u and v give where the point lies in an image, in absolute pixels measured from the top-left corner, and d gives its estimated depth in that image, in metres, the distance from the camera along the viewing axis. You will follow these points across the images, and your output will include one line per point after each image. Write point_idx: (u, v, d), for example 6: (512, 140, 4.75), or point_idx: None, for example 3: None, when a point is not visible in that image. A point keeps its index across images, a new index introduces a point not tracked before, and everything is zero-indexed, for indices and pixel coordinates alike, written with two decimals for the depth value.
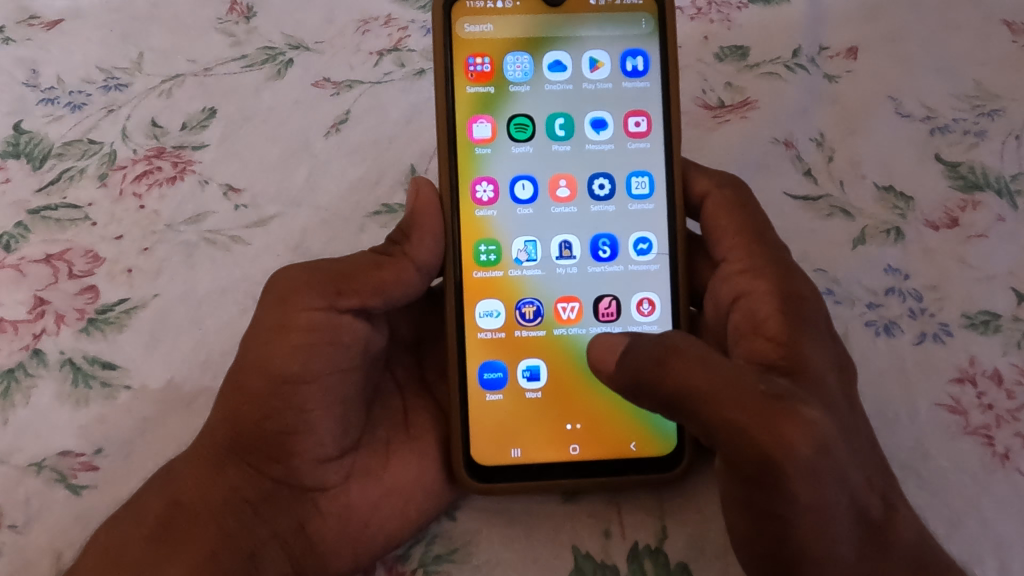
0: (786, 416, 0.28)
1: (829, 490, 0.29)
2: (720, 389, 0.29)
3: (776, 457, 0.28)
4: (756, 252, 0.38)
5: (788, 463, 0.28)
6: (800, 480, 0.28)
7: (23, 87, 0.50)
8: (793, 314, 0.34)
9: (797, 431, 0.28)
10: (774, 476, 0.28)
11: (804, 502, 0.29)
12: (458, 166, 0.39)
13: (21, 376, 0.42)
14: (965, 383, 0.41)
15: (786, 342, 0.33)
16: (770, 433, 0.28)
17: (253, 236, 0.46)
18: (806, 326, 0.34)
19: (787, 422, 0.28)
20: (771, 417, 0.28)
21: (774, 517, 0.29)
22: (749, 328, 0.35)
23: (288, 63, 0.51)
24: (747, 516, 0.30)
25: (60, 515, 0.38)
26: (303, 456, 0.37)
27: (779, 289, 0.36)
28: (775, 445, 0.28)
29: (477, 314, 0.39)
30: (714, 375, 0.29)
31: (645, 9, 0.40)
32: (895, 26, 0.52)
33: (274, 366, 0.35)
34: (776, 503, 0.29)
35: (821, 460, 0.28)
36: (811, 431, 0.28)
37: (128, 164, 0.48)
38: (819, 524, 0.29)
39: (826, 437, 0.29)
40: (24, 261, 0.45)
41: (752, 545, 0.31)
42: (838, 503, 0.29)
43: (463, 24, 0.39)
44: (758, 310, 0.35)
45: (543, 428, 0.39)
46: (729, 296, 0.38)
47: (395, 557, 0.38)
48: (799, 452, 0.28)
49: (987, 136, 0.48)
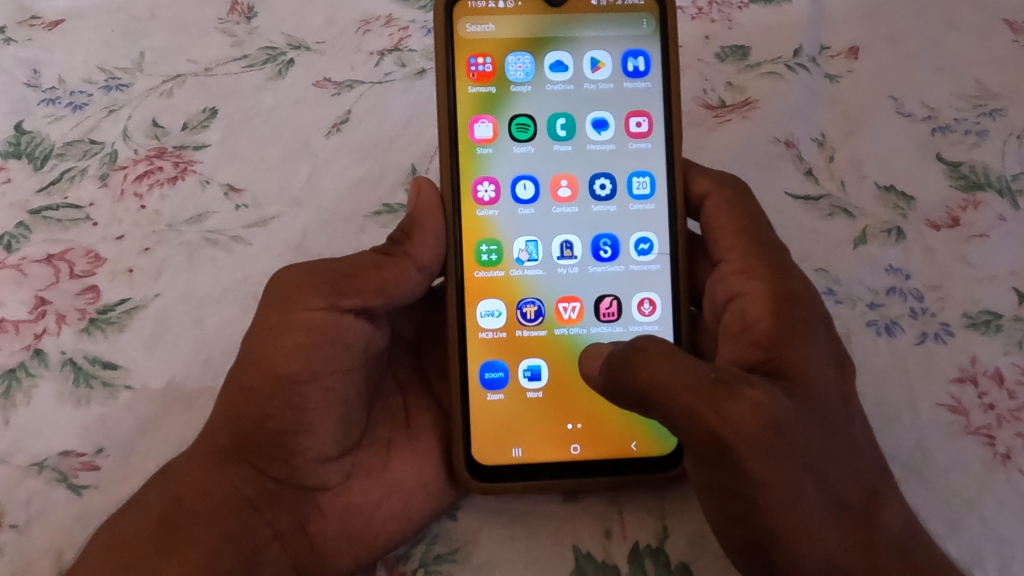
0: (729, 397, 0.29)
1: (791, 468, 0.29)
2: (674, 379, 0.30)
3: (727, 441, 0.29)
4: (753, 253, 0.38)
5: (737, 442, 0.29)
6: (755, 458, 0.29)
7: (24, 87, 0.50)
8: (794, 312, 0.34)
9: (741, 410, 0.29)
10: (729, 457, 0.29)
11: (765, 481, 0.29)
12: (459, 166, 0.39)
13: (22, 376, 0.42)
14: (967, 382, 0.41)
15: (772, 344, 0.33)
16: (717, 414, 0.29)
17: (253, 236, 0.46)
18: (797, 327, 0.34)
19: (729, 402, 0.29)
20: (715, 400, 0.29)
21: (742, 497, 0.30)
22: (740, 329, 0.35)
23: (288, 63, 0.51)
24: (718, 499, 0.31)
25: (62, 515, 0.38)
26: (304, 455, 0.37)
27: (771, 291, 0.35)
28: (722, 425, 0.29)
29: (478, 314, 0.39)
30: (671, 367, 0.30)
31: (646, 10, 0.40)
32: (897, 26, 0.52)
33: (275, 365, 0.35)
34: (742, 483, 0.29)
35: (778, 439, 0.29)
36: (757, 411, 0.29)
37: (129, 165, 0.48)
38: (786, 501, 0.29)
39: (775, 415, 0.29)
40: (25, 261, 0.45)
41: (729, 529, 0.31)
42: (805, 482, 0.29)
43: (464, 24, 0.39)
44: (749, 312, 0.35)
45: (544, 427, 0.39)
46: (725, 295, 0.38)
47: (396, 557, 0.38)
48: (745, 430, 0.29)
49: (988, 136, 0.48)
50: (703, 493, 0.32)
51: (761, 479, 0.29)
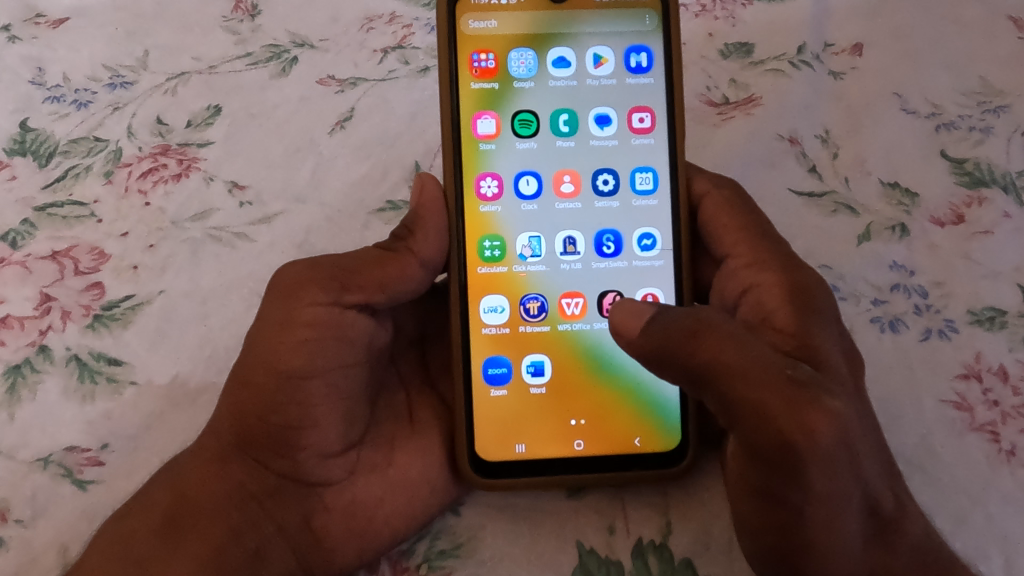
0: (811, 404, 0.28)
1: (846, 481, 0.29)
2: (751, 370, 0.29)
3: (796, 444, 0.28)
4: (760, 247, 0.38)
5: (810, 450, 0.28)
6: (819, 469, 0.29)
7: (29, 85, 0.51)
8: (803, 305, 0.34)
9: (822, 420, 0.28)
10: (795, 465, 0.29)
11: (818, 491, 0.29)
12: (463, 162, 0.39)
13: (27, 372, 0.42)
14: (971, 379, 0.41)
15: (800, 335, 0.33)
16: (794, 419, 0.28)
17: (258, 233, 0.46)
18: (815, 317, 0.34)
19: (810, 411, 0.28)
20: (795, 403, 0.28)
21: (786, 501, 0.30)
22: (758, 320, 0.35)
23: (293, 61, 0.52)
24: (761, 499, 0.31)
25: (67, 509, 0.38)
26: (308, 450, 0.37)
27: (786, 281, 0.36)
28: (798, 432, 0.28)
29: (482, 309, 0.39)
30: (750, 360, 0.29)
31: (649, 6, 0.40)
32: (901, 23, 0.52)
33: (278, 360, 0.35)
34: (795, 490, 0.29)
35: (844, 452, 0.29)
36: (835, 424, 0.28)
37: (133, 162, 0.48)
38: (834, 513, 0.30)
39: (849, 427, 0.29)
40: (30, 257, 0.45)
41: (765, 530, 0.32)
42: (853, 495, 0.30)
43: (466, 20, 0.39)
44: (767, 302, 0.35)
45: (547, 423, 0.39)
46: (737, 289, 0.38)
47: (400, 552, 0.38)
48: (821, 442, 0.28)
49: (993, 132, 0.48)
50: (745, 489, 0.31)
51: (818, 491, 0.29)
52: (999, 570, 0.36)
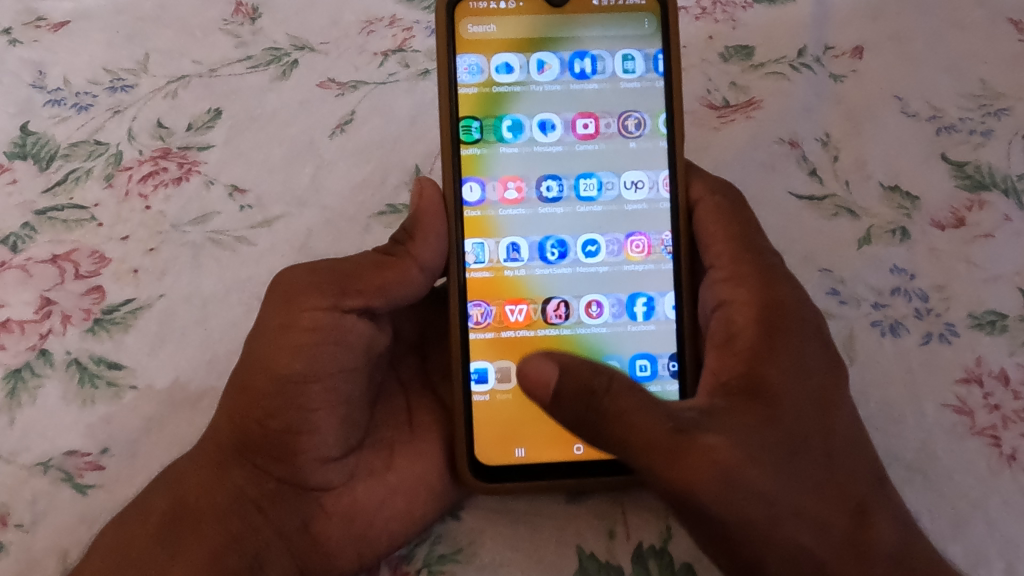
0: (689, 454, 0.28)
1: (761, 509, 0.29)
2: (632, 432, 0.28)
3: (683, 490, 0.28)
4: (742, 259, 0.38)
5: (692, 496, 0.28)
6: (716, 506, 0.29)
7: (30, 88, 0.51)
8: (770, 323, 0.34)
9: (700, 468, 0.28)
10: (694, 503, 0.29)
11: (722, 516, 0.29)
12: (463, 166, 0.39)
13: (27, 377, 0.42)
14: (972, 383, 0.41)
15: (750, 359, 0.33)
16: (673, 472, 0.28)
17: (258, 237, 0.46)
18: (779, 337, 0.34)
19: (688, 462, 0.28)
20: (674, 456, 0.28)
21: (710, 524, 0.30)
22: (723, 338, 0.35)
23: (293, 64, 0.52)
24: (696, 525, 0.32)
25: (67, 514, 0.38)
26: (307, 455, 0.37)
27: (757, 299, 0.36)
28: (681, 481, 0.28)
29: (482, 314, 0.39)
30: (632, 425, 0.28)
31: (648, 10, 0.40)
32: (901, 25, 0.51)
33: (278, 365, 0.35)
34: (715, 519, 0.30)
35: (734, 490, 0.28)
36: (714, 467, 0.28)
37: (134, 165, 0.48)
38: (763, 536, 0.30)
39: (732, 467, 0.28)
40: (31, 261, 0.45)
41: (717, 549, 0.32)
42: (784, 517, 0.30)
43: (466, 25, 0.39)
44: (735, 320, 0.35)
45: (546, 427, 0.39)
46: (711, 303, 0.38)
47: (400, 557, 0.38)
48: (702, 488, 0.28)
49: (994, 135, 0.48)
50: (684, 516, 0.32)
51: (735, 520, 0.30)
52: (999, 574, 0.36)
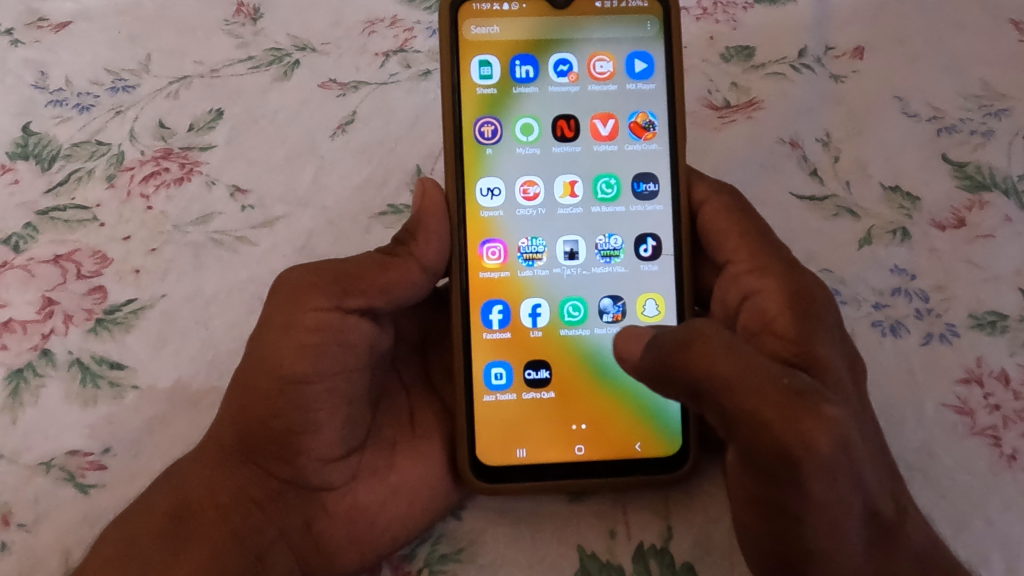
0: (807, 413, 0.28)
1: (846, 489, 0.29)
2: (744, 381, 0.28)
3: (794, 453, 0.28)
4: (762, 253, 0.38)
5: (808, 461, 0.28)
6: (818, 479, 0.28)
7: (32, 89, 0.51)
8: (803, 311, 0.34)
9: (819, 429, 0.28)
10: (793, 474, 0.28)
11: (816, 494, 0.29)
12: (465, 167, 0.39)
13: (29, 376, 0.42)
14: (972, 383, 0.41)
15: (799, 340, 0.33)
16: (792, 429, 0.28)
17: (259, 237, 0.46)
18: (815, 324, 0.34)
19: (809, 419, 0.28)
20: (793, 413, 0.28)
21: (788, 510, 0.29)
22: (760, 326, 0.35)
23: (294, 64, 0.52)
24: (763, 510, 0.30)
25: (69, 513, 0.39)
26: (309, 455, 0.37)
27: (786, 286, 0.36)
28: (797, 441, 0.28)
29: (483, 314, 0.39)
30: (742, 367, 0.28)
31: (650, 13, 0.40)
32: (902, 26, 0.52)
33: (281, 366, 0.35)
34: (794, 499, 0.29)
35: (842, 459, 0.28)
36: (831, 431, 0.28)
37: (135, 165, 0.48)
38: (835, 521, 0.29)
39: (844, 433, 0.29)
40: (32, 261, 0.45)
41: (763, 537, 0.31)
42: (854, 502, 0.29)
43: (469, 26, 0.39)
44: (767, 308, 0.35)
45: (547, 428, 0.39)
46: (738, 295, 0.38)
47: (401, 556, 0.38)
48: (819, 450, 0.28)
49: (994, 136, 0.48)
50: (743, 498, 0.31)
51: (818, 499, 0.29)
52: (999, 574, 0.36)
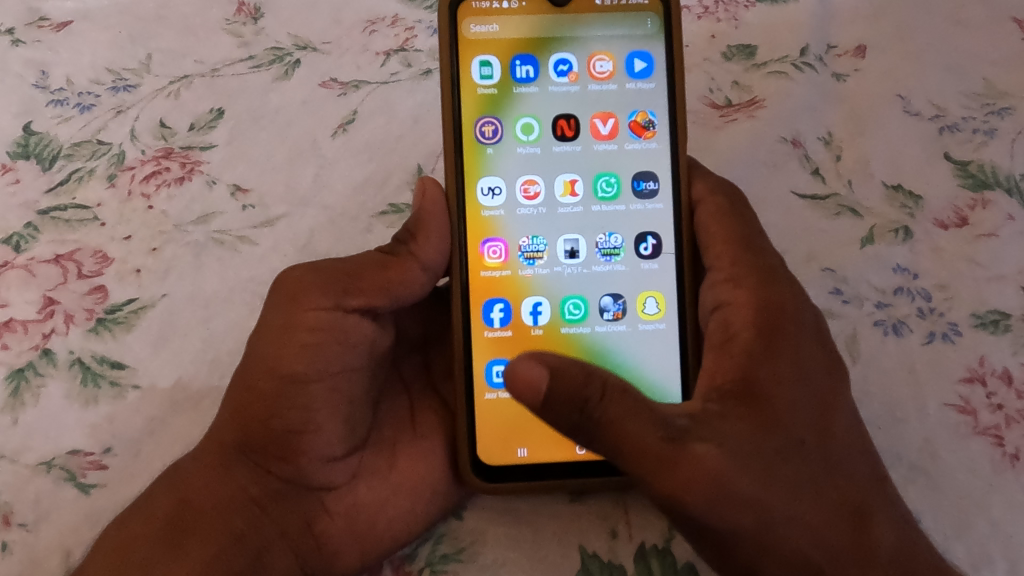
0: (682, 458, 0.28)
1: (753, 514, 0.29)
2: (625, 445, 0.28)
3: (674, 499, 0.29)
4: (741, 260, 0.38)
5: (688, 504, 0.28)
6: (712, 514, 0.29)
7: (32, 88, 0.51)
8: (769, 323, 0.35)
9: (690, 475, 0.28)
10: (685, 511, 0.29)
11: (730, 525, 0.29)
12: (464, 166, 0.39)
13: (30, 376, 0.42)
14: (975, 382, 0.41)
15: (743, 367, 0.33)
16: (666, 481, 0.28)
17: (260, 237, 0.46)
18: (778, 341, 0.34)
19: (681, 468, 0.28)
20: (669, 463, 0.28)
21: (711, 534, 0.31)
22: (722, 340, 0.35)
23: (295, 63, 0.52)
24: (697, 535, 0.32)
25: (70, 513, 0.39)
26: (310, 454, 0.37)
27: (756, 299, 0.36)
28: (673, 488, 0.28)
29: (484, 313, 0.39)
30: (624, 421, 0.28)
31: (651, 10, 0.40)
32: (904, 24, 0.51)
33: (280, 364, 0.35)
34: (710, 529, 0.30)
35: (723, 498, 0.29)
36: (706, 474, 0.28)
37: (136, 165, 0.48)
38: (766, 541, 0.30)
39: (726, 475, 0.28)
40: (34, 261, 0.45)
41: (715, 557, 0.33)
42: (782, 527, 0.30)
43: (469, 24, 0.39)
44: (731, 323, 0.35)
45: (547, 427, 0.38)
46: (710, 304, 0.38)
47: (402, 557, 0.38)
48: (695, 496, 0.28)
49: (997, 135, 0.47)
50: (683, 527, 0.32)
51: (732, 526, 0.30)
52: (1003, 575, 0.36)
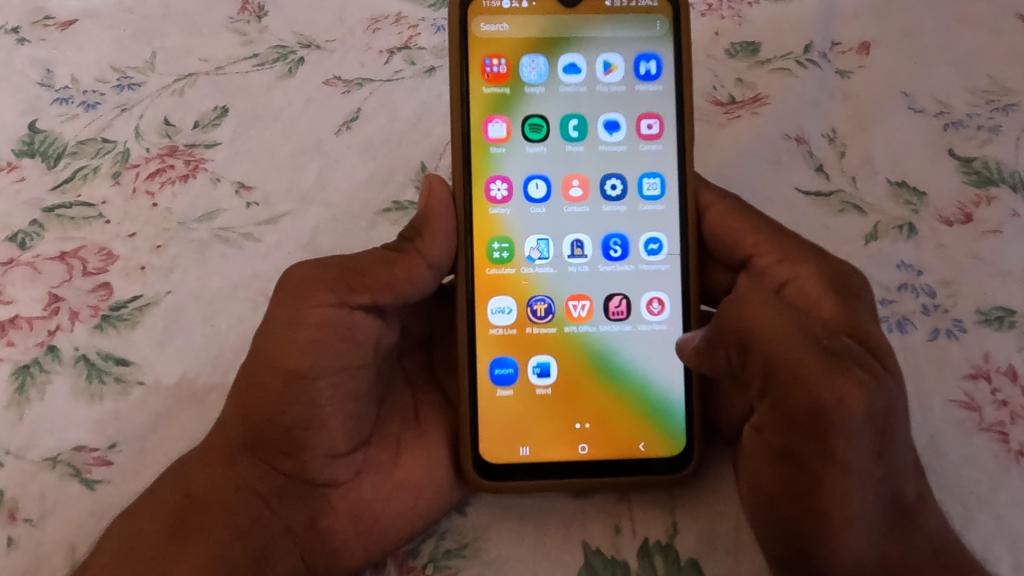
0: (844, 372, 0.29)
1: (869, 454, 0.30)
2: (787, 339, 0.31)
3: (830, 411, 0.29)
4: (787, 243, 0.38)
5: (840, 419, 0.29)
6: (843, 437, 0.29)
7: (37, 87, 0.51)
8: (842, 292, 0.35)
9: (854, 389, 0.29)
10: (823, 432, 0.30)
11: (844, 462, 0.30)
12: (472, 165, 0.39)
13: (35, 373, 0.42)
14: (979, 379, 0.41)
15: (846, 323, 0.33)
16: (831, 390, 0.29)
17: (264, 234, 0.46)
18: (858, 308, 0.34)
19: (844, 379, 0.29)
20: (830, 372, 0.29)
21: (809, 469, 0.31)
22: (803, 308, 0.35)
23: (299, 62, 0.52)
24: (784, 465, 0.32)
25: (76, 508, 0.39)
26: (314, 451, 0.37)
27: (826, 273, 0.36)
28: (821, 399, 0.29)
29: (489, 310, 0.39)
30: (785, 322, 0.31)
31: (660, 13, 0.40)
32: (908, 21, 0.51)
33: (287, 361, 0.36)
34: (816, 458, 0.31)
35: (875, 420, 0.30)
36: (867, 396, 0.29)
37: (140, 163, 0.48)
38: (853, 483, 0.30)
39: (880, 400, 0.30)
40: (39, 258, 0.45)
41: (784, 499, 0.33)
42: (875, 474, 0.31)
43: (478, 24, 0.39)
44: (809, 292, 0.35)
45: (550, 425, 0.39)
46: (770, 285, 0.38)
47: (406, 552, 0.38)
48: (851, 410, 0.29)
49: (1002, 131, 0.47)
50: (772, 455, 0.33)
51: (843, 460, 0.30)
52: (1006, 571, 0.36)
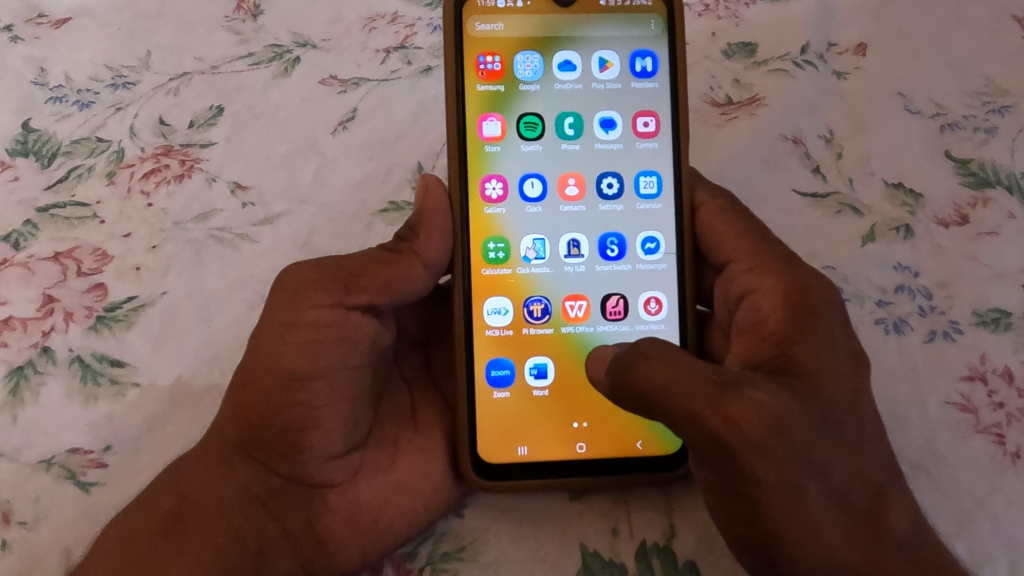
0: (733, 398, 0.29)
1: (794, 468, 0.29)
2: (672, 381, 0.29)
3: (725, 438, 0.28)
4: (761, 251, 0.38)
5: (740, 444, 0.28)
6: (760, 459, 0.28)
7: (31, 85, 0.51)
8: (798, 306, 0.34)
9: (743, 410, 0.28)
10: (731, 459, 0.29)
11: (770, 481, 0.29)
12: (468, 164, 0.39)
13: (30, 374, 0.42)
14: (976, 380, 0.41)
15: (781, 341, 0.33)
16: (720, 417, 0.28)
17: (260, 234, 0.46)
18: (810, 320, 0.34)
19: (732, 404, 0.28)
20: (717, 402, 0.28)
21: (745, 498, 0.29)
22: (751, 324, 0.36)
23: (294, 61, 0.51)
24: (722, 497, 0.30)
25: (71, 511, 0.38)
26: (310, 452, 0.37)
27: (784, 284, 0.36)
28: (720, 428, 0.28)
29: (485, 311, 0.39)
30: (670, 369, 0.30)
31: (655, 11, 0.40)
32: (904, 23, 0.51)
33: (283, 362, 0.35)
34: (743, 483, 0.29)
35: (780, 436, 0.28)
36: (760, 412, 0.28)
37: (135, 163, 0.48)
38: (791, 498, 0.29)
39: (780, 416, 0.29)
40: (33, 258, 0.45)
41: (730, 530, 0.31)
42: (812, 483, 0.29)
43: (474, 22, 0.39)
44: (761, 306, 0.35)
45: (547, 425, 0.39)
46: (739, 293, 0.38)
47: (402, 555, 0.38)
48: (747, 430, 0.28)
49: (998, 133, 0.47)
50: (708, 492, 0.31)
51: (766, 480, 0.29)
52: (1003, 573, 0.36)
